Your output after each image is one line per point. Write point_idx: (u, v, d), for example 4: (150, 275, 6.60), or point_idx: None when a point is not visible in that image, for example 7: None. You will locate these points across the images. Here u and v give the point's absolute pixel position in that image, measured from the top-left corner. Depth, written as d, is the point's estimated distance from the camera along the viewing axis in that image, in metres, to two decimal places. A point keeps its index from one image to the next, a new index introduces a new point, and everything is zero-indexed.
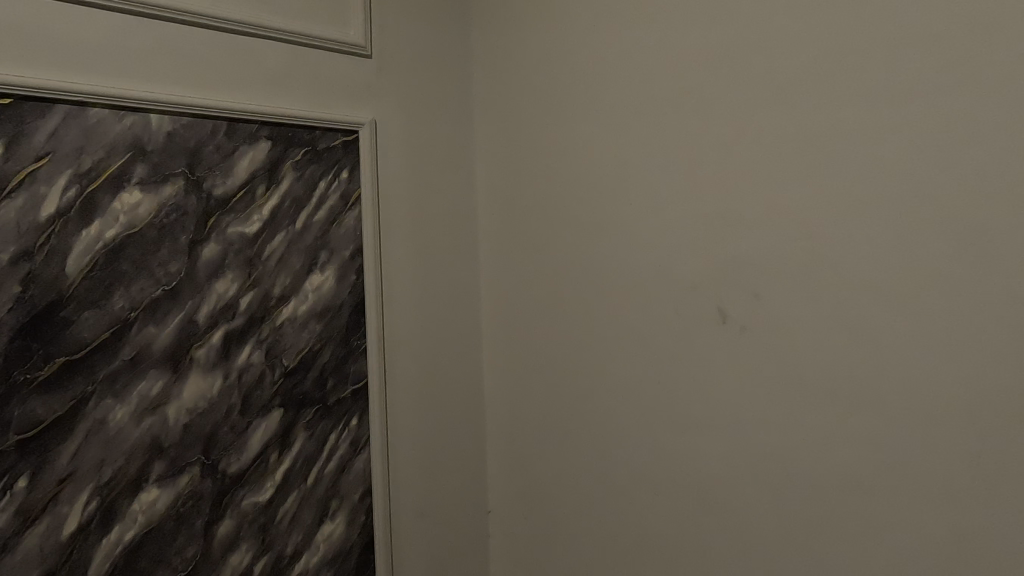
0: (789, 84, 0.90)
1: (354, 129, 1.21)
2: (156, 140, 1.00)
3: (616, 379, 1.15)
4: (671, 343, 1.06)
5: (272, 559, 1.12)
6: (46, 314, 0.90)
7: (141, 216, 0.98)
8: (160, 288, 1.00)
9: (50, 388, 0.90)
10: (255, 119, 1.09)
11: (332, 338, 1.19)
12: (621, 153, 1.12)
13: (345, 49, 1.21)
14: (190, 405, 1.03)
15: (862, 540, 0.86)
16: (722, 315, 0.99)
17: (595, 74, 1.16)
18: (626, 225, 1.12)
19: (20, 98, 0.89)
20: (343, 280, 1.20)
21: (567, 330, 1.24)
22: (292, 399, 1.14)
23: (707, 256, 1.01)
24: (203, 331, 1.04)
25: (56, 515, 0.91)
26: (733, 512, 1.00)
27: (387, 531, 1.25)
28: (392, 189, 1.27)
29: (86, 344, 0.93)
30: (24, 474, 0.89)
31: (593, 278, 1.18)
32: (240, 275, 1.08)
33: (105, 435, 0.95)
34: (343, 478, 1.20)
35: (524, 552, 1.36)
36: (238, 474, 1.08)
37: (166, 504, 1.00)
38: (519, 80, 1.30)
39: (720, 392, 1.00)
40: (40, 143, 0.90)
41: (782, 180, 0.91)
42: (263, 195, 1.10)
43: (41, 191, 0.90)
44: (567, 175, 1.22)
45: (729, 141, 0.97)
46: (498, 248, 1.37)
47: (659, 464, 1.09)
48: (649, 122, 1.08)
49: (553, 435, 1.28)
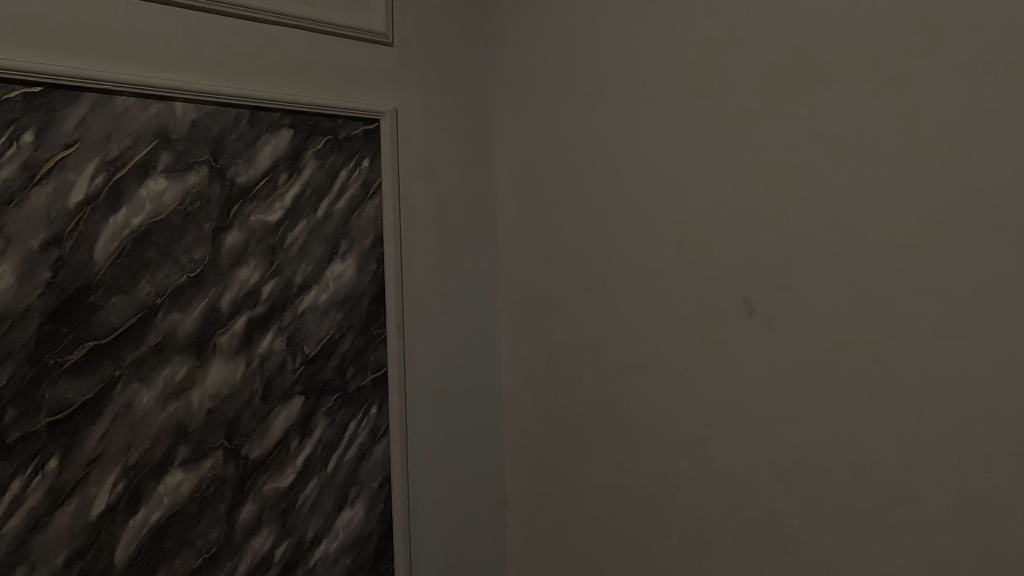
0: (823, 67, 0.86)
1: (374, 118, 1.21)
2: (181, 128, 1.01)
3: (638, 372, 1.14)
4: (695, 333, 1.04)
5: (292, 545, 1.13)
6: (74, 299, 0.92)
7: (166, 203, 0.99)
8: (184, 275, 1.01)
9: (79, 371, 0.92)
10: (277, 107, 1.09)
11: (353, 327, 1.19)
12: (645, 141, 1.10)
13: (365, 38, 1.20)
14: (213, 390, 1.04)
15: (889, 535, 0.84)
16: (748, 305, 0.97)
17: (619, 60, 1.13)
18: (650, 215, 1.10)
19: (51, 86, 0.90)
20: (364, 269, 1.20)
21: (588, 321, 1.22)
22: (313, 387, 1.15)
23: (734, 244, 0.98)
24: (226, 318, 1.05)
25: (85, 496, 0.93)
26: (758, 507, 0.98)
27: (405, 519, 1.26)
28: (413, 178, 1.27)
29: (113, 329, 0.95)
30: (54, 455, 0.91)
31: (615, 267, 1.16)
32: (262, 263, 1.09)
33: (131, 419, 0.97)
34: (363, 466, 1.21)
35: (543, 545, 1.36)
36: (260, 460, 1.09)
37: (190, 488, 1.02)
38: (540, 66, 1.29)
39: (744, 384, 0.98)
40: (69, 130, 0.91)
41: (815, 169, 0.88)
42: (285, 183, 1.11)
43: (70, 178, 0.92)
44: (589, 164, 1.20)
45: (759, 127, 0.94)
46: (517, 239, 1.36)
47: (681, 457, 1.08)
48: (674, 109, 1.05)
49: (574, 425, 1.27)
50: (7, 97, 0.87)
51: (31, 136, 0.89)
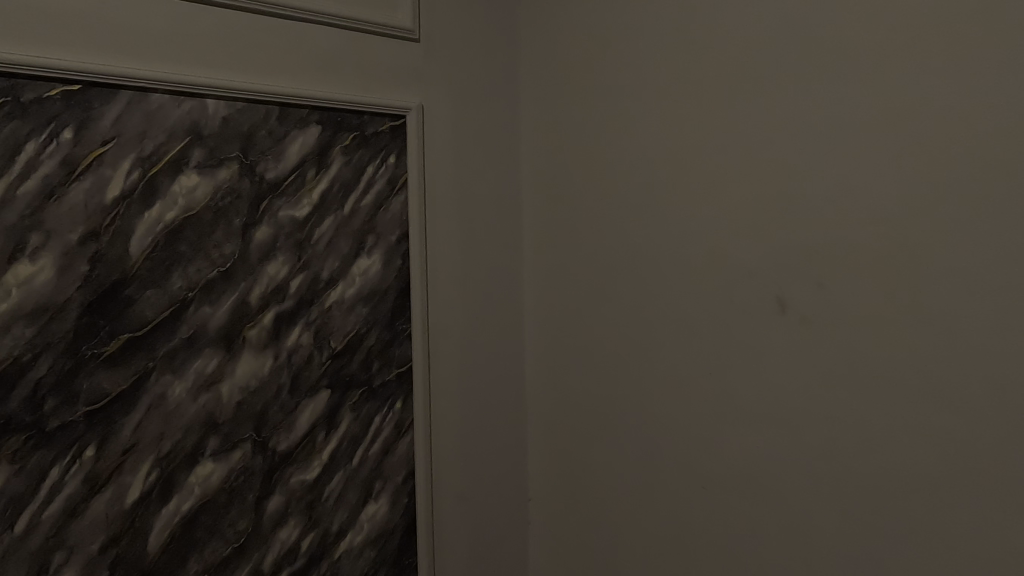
0: (863, 58, 0.83)
1: (401, 114, 1.21)
2: (213, 124, 1.02)
3: (666, 371, 1.12)
4: (724, 331, 1.02)
5: (318, 537, 1.15)
6: (111, 292, 0.94)
7: (198, 199, 1.01)
8: (215, 269, 1.03)
9: (114, 362, 0.95)
10: (306, 104, 1.10)
11: (378, 323, 1.20)
12: (675, 135, 1.07)
13: (392, 35, 1.21)
14: (242, 383, 1.06)
15: (927, 539, 0.81)
16: (781, 303, 0.94)
17: (648, 53, 1.11)
18: (679, 211, 1.07)
19: (89, 84, 0.93)
20: (390, 265, 1.21)
21: (615, 319, 1.21)
22: (339, 381, 1.16)
23: (766, 240, 0.95)
24: (255, 312, 1.07)
25: (120, 484, 0.96)
26: (790, 509, 0.95)
27: (429, 513, 1.26)
28: (438, 174, 1.27)
29: (147, 321, 0.97)
30: (90, 443, 0.94)
31: (643, 263, 1.14)
32: (290, 258, 1.10)
33: (164, 410, 0.99)
34: (387, 461, 1.22)
35: (566, 543, 1.35)
36: (287, 453, 1.11)
37: (220, 479, 1.04)
38: (567, 60, 1.27)
39: (775, 384, 0.95)
40: (106, 127, 0.94)
41: (854, 162, 0.85)
42: (313, 179, 1.12)
43: (107, 174, 0.94)
44: (616, 159, 1.18)
45: (794, 120, 0.91)
46: (543, 236, 1.35)
47: (710, 457, 1.06)
48: (704, 102, 1.03)
49: (599, 422, 1.26)
50: (48, 95, 0.90)
51: (71, 133, 0.91)
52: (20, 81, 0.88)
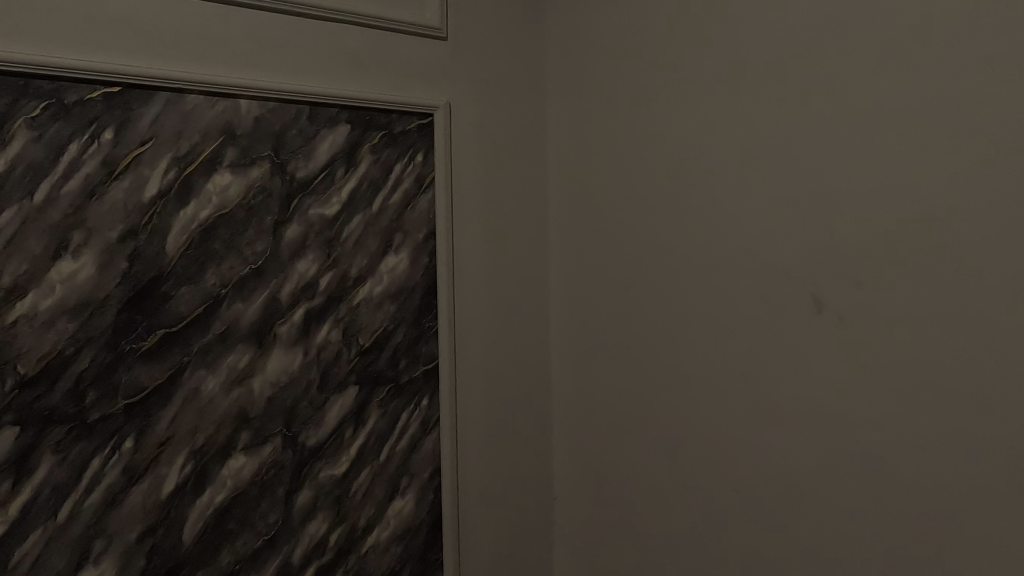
0: (907, 51, 0.81)
1: (428, 112, 1.21)
2: (246, 124, 1.04)
3: (695, 371, 1.10)
4: (757, 332, 0.99)
5: (346, 531, 1.16)
6: (148, 289, 0.97)
7: (231, 197, 1.03)
8: (247, 266, 1.05)
9: (152, 357, 0.98)
10: (335, 103, 1.11)
11: (406, 320, 1.21)
12: (706, 131, 1.05)
13: (420, 34, 1.21)
14: (273, 378, 1.08)
15: (969, 546, 0.79)
16: (817, 302, 0.91)
17: (679, 47, 1.09)
18: (711, 207, 1.05)
19: (129, 86, 0.95)
20: (417, 263, 1.21)
21: (643, 317, 1.19)
22: (367, 378, 1.17)
23: (802, 238, 0.93)
24: (286, 309, 1.08)
25: (157, 475, 0.99)
26: (826, 513, 0.92)
27: (454, 510, 1.27)
28: (465, 171, 1.27)
29: (182, 317, 1.00)
30: (129, 435, 0.96)
31: (672, 261, 1.12)
32: (319, 256, 1.11)
33: (198, 404, 1.02)
34: (413, 457, 1.22)
35: (591, 543, 1.34)
36: (316, 448, 1.12)
37: (251, 472, 1.06)
38: (596, 57, 1.25)
39: (810, 386, 0.93)
40: (144, 128, 0.96)
41: (898, 157, 0.82)
42: (342, 177, 1.13)
43: (144, 173, 0.96)
44: (646, 155, 1.16)
45: (834, 113, 0.88)
46: (569, 233, 1.34)
47: (742, 458, 1.03)
48: (738, 97, 1.00)
49: (626, 422, 1.24)
50: (90, 97, 0.93)
51: (111, 134, 0.94)
52: (64, 83, 0.91)
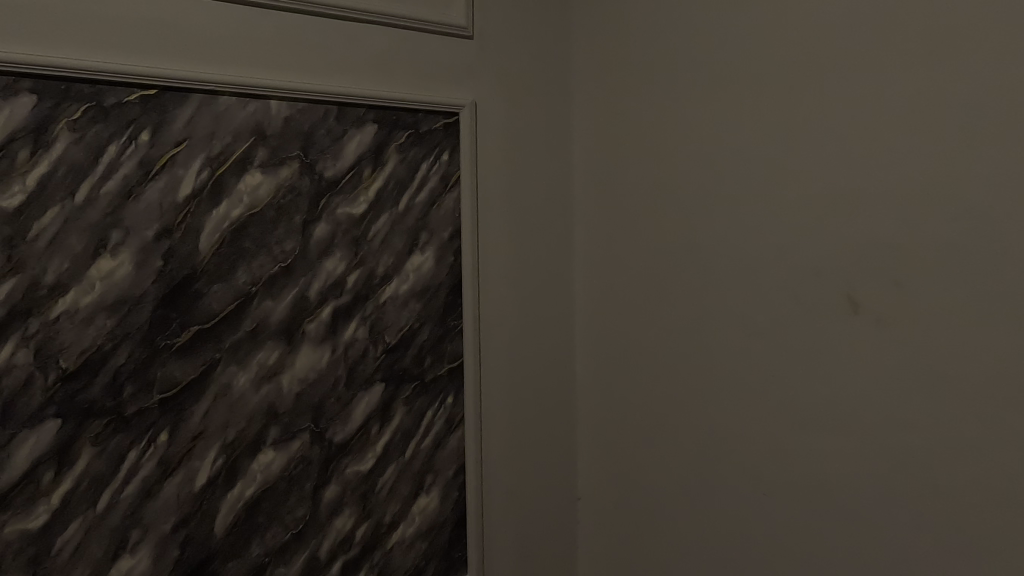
0: (950, 43, 0.78)
1: (454, 111, 1.22)
2: (276, 125, 1.06)
3: (723, 372, 1.08)
4: (789, 333, 0.97)
5: (371, 527, 1.17)
6: (182, 286, 1.00)
7: (262, 197, 1.05)
8: (277, 265, 1.07)
9: (185, 353, 1.00)
10: (363, 103, 1.12)
11: (431, 318, 1.21)
12: (737, 127, 1.03)
13: (446, 33, 1.21)
14: (302, 375, 1.10)
15: (1014, 555, 0.76)
16: (852, 303, 0.89)
17: (709, 41, 1.07)
18: (741, 204, 1.03)
19: (164, 89, 0.97)
20: (442, 262, 1.22)
21: (670, 316, 1.17)
22: (393, 375, 1.18)
23: (836, 237, 0.90)
24: (314, 307, 1.10)
25: (190, 468, 1.01)
26: (860, 519, 0.90)
27: (478, 508, 1.27)
28: (491, 170, 1.27)
29: (214, 314, 1.02)
30: (164, 429, 0.99)
31: (700, 260, 1.10)
32: (347, 254, 1.12)
33: (229, 399, 1.04)
34: (438, 455, 1.23)
35: (616, 544, 1.33)
36: (343, 444, 1.14)
37: (280, 466, 1.08)
38: (623, 53, 1.24)
39: (844, 389, 0.90)
40: (179, 130, 0.99)
41: (940, 152, 0.79)
42: (369, 176, 1.14)
43: (179, 173, 0.99)
44: (674, 152, 1.14)
45: (871, 108, 0.85)
46: (595, 232, 1.33)
47: (772, 461, 1.01)
48: (769, 92, 0.98)
49: (652, 423, 1.22)
50: (127, 100, 0.95)
51: (148, 135, 0.96)
52: (103, 87, 0.94)
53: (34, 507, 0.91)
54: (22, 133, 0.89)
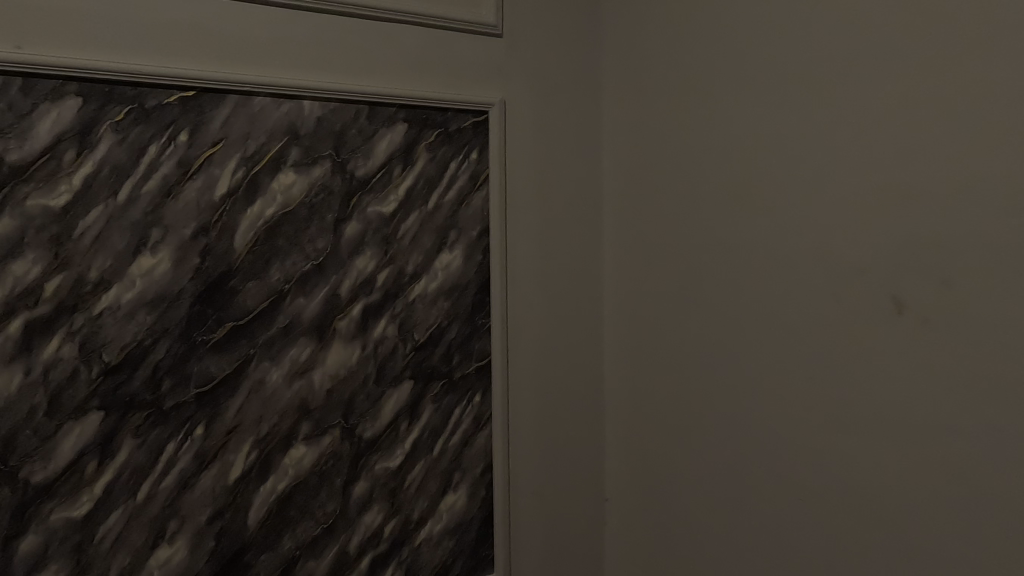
0: (1003, 32, 0.74)
1: (483, 110, 1.21)
2: (309, 125, 1.07)
3: (757, 374, 1.05)
4: (827, 335, 0.94)
5: (400, 523, 1.18)
6: (218, 283, 1.02)
7: (295, 196, 1.07)
8: (309, 262, 1.08)
9: (221, 348, 1.03)
10: (393, 102, 1.13)
11: (459, 316, 1.21)
12: (774, 122, 1.00)
13: (476, 32, 1.21)
14: (333, 371, 1.11)
15: None
16: (897, 303, 0.85)
17: (743, 35, 1.04)
18: (778, 201, 1.00)
19: (202, 90, 1.00)
20: (470, 260, 1.22)
21: (702, 317, 1.14)
22: (421, 373, 1.18)
23: (879, 235, 0.87)
24: (345, 304, 1.11)
25: (225, 462, 1.04)
26: (903, 527, 0.86)
27: (506, 506, 1.27)
28: (520, 167, 1.26)
29: (249, 311, 1.04)
30: (200, 423, 1.02)
31: (734, 260, 1.08)
32: (377, 252, 1.13)
33: (263, 394, 1.06)
34: (466, 453, 1.23)
35: (645, 547, 1.30)
36: (373, 440, 1.15)
37: (311, 461, 1.10)
38: (654, 49, 1.22)
39: (887, 393, 0.87)
40: (215, 130, 1.01)
41: (993, 146, 0.75)
42: (399, 175, 1.15)
43: (215, 173, 1.01)
44: (708, 148, 1.11)
45: (918, 100, 0.82)
46: (625, 231, 1.31)
47: (809, 466, 0.97)
48: (808, 87, 0.95)
49: (682, 425, 1.20)
50: (167, 102, 0.98)
51: (186, 136, 0.99)
52: (144, 89, 0.96)
53: (78, 496, 0.95)
54: (68, 135, 0.92)
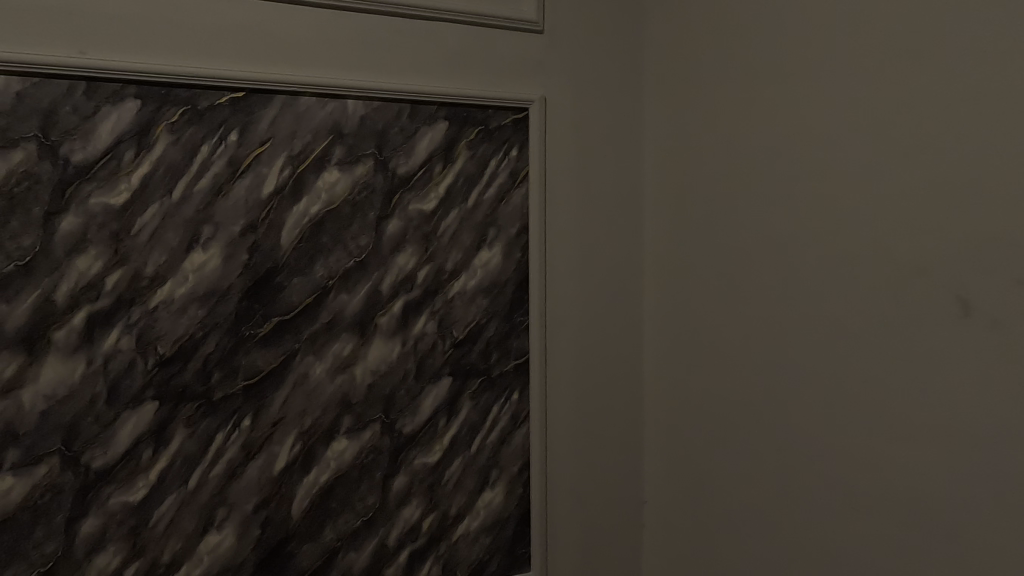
0: None
1: (524, 107, 1.21)
2: (352, 124, 1.09)
3: (806, 377, 1.01)
4: (882, 338, 0.89)
5: (437, 519, 1.19)
6: (265, 279, 1.05)
7: (338, 194, 1.09)
8: (352, 259, 1.10)
9: (267, 342, 1.06)
10: (434, 101, 1.14)
11: (498, 314, 1.21)
12: (828, 114, 0.95)
13: (517, 28, 1.20)
14: (374, 367, 1.13)
15: None
16: (963, 304, 0.80)
17: (794, 24, 1.00)
18: (830, 197, 0.95)
19: (251, 91, 1.02)
20: (509, 258, 1.21)
21: (746, 317, 1.11)
22: (460, 370, 1.19)
23: (944, 232, 0.82)
24: (386, 300, 1.13)
25: (270, 453, 1.07)
26: (964, 541, 0.81)
27: (542, 506, 1.26)
28: (560, 164, 1.25)
29: (294, 306, 1.07)
30: (247, 414, 1.05)
31: (782, 259, 1.04)
32: (417, 249, 1.14)
33: (307, 388, 1.08)
34: (503, 451, 1.23)
35: (684, 551, 1.27)
36: (412, 435, 1.16)
37: (352, 455, 1.12)
38: (699, 42, 1.18)
39: (949, 400, 0.82)
40: (263, 130, 1.03)
41: None
42: (440, 173, 1.15)
43: (263, 171, 1.04)
44: (755, 143, 1.08)
45: (988, 90, 0.77)
46: (667, 228, 1.28)
47: (861, 475, 0.93)
48: (865, 79, 0.90)
49: (725, 428, 1.16)
50: (218, 103, 1.01)
51: (236, 136, 1.02)
52: (197, 91, 1.00)
53: (133, 482, 0.99)
54: (127, 136, 0.96)
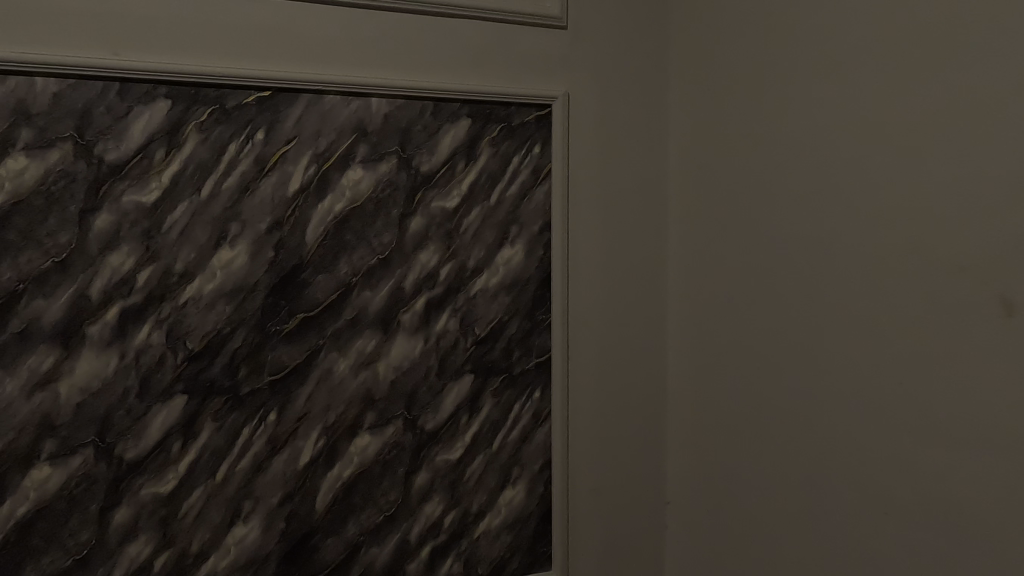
0: None
1: (547, 103, 1.20)
2: (376, 122, 1.09)
3: (835, 379, 0.98)
4: (917, 339, 0.86)
5: (459, 515, 1.19)
6: (291, 276, 1.06)
7: (362, 191, 1.09)
8: (375, 256, 1.11)
9: (293, 337, 1.07)
10: (457, 98, 1.14)
11: (520, 312, 1.21)
12: (861, 108, 0.92)
13: (541, 24, 1.19)
14: (396, 363, 1.13)
15: None
16: (1005, 305, 0.77)
17: (827, 16, 0.97)
18: (863, 194, 0.92)
19: (277, 90, 1.04)
20: (532, 255, 1.21)
21: (774, 316, 1.08)
22: (482, 367, 1.19)
23: (985, 229, 0.79)
24: (408, 298, 1.13)
25: (295, 447, 1.08)
26: (1004, 551, 0.78)
27: (564, 504, 1.26)
28: (583, 161, 1.24)
29: (318, 303, 1.08)
30: (273, 409, 1.07)
31: (812, 257, 1.01)
32: (439, 247, 1.15)
33: (331, 383, 1.10)
34: (525, 449, 1.23)
35: (708, 553, 1.26)
36: (434, 432, 1.17)
37: (375, 451, 1.13)
38: (727, 36, 1.16)
39: (989, 403, 0.79)
40: (289, 128, 1.05)
41: None
42: (462, 170, 1.15)
43: (289, 169, 1.05)
44: (784, 138, 1.05)
45: None
46: (692, 226, 1.26)
47: (893, 480, 0.90)
48: (902, 72, 0.87)
49: (751, 429, 1.14)
50: (246, 102, 1.03)
51: (263, 134, 1.03)
52: (226, 91, 1.02)
53: (163, 473, 1.02)
54: (158, 135, 0.99)
